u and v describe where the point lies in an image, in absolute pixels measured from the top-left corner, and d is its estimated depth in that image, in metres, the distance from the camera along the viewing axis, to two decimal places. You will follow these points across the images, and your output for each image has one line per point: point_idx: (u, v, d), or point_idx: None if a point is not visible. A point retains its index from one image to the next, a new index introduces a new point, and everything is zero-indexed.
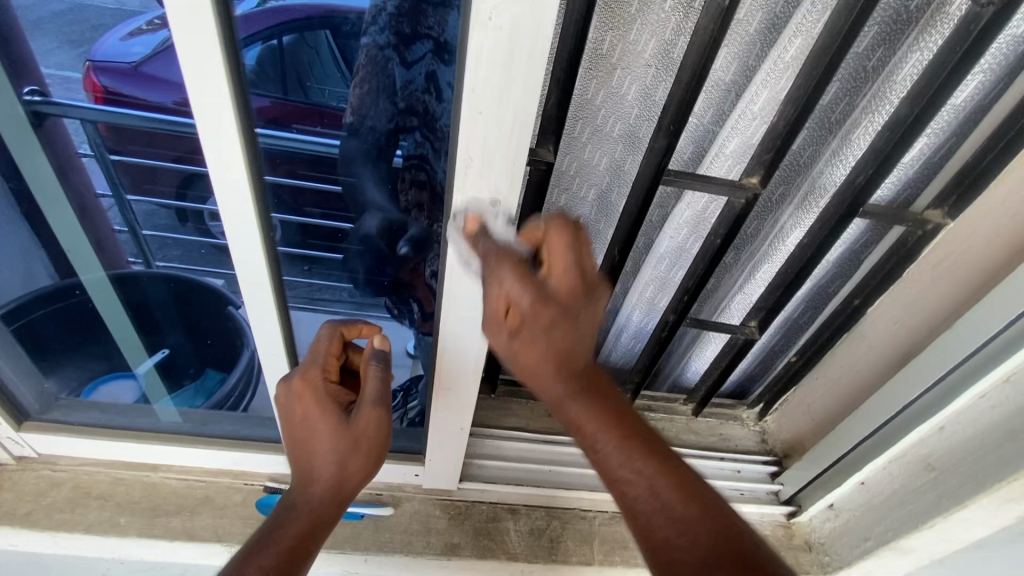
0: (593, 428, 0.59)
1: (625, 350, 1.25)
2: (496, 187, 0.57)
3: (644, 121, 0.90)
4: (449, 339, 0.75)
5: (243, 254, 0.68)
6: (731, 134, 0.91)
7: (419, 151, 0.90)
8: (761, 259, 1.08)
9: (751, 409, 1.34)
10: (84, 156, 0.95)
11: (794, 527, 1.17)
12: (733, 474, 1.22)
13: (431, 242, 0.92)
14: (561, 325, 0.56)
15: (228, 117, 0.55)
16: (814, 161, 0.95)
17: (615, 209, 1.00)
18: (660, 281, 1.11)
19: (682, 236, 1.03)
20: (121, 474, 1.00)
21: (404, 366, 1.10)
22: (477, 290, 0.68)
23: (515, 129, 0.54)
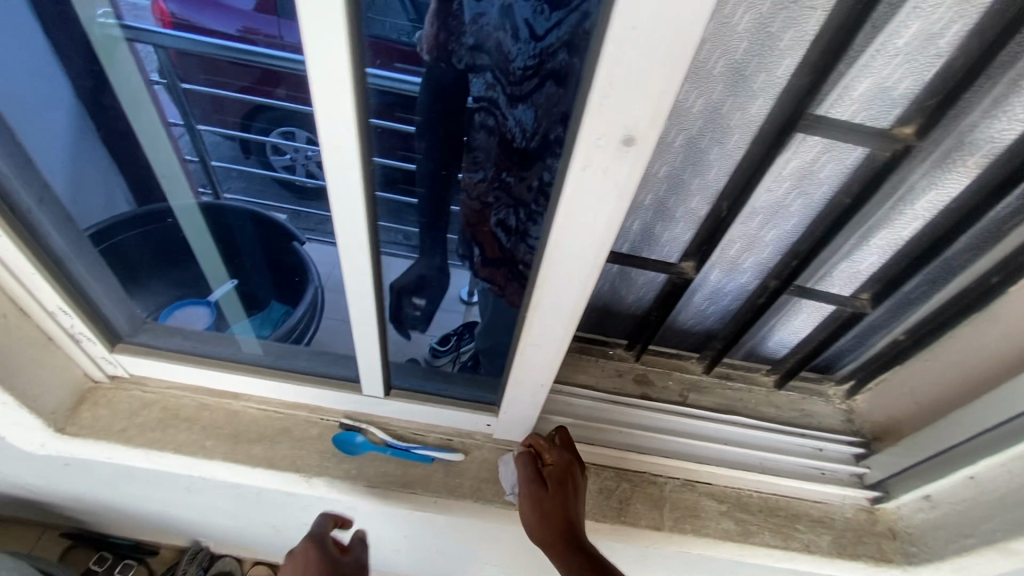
0: (565, 554, 0.82)
1: (697, 311, 1.17)
2: (635, 124, 0.47)
3: (754, 59, 0.75)
4: (542, 293, 0.68)
5: (339, 196, 0.62)
6: (863, 75, 0.76)
7: (488, 94, 0.85)
8: (876, 225, 0.95)
9: (839, 386, 1.25)
10: (156, 84, 0.89)
11: (878, 512, 1.10)
12: (814, 452, 1.14)
13: (499, 189, 0.92)
14: (571, 469, 0.90)
15: (331, 30, 0.47)
16: (965, 114, 0.78)
17: (705, 159, 0.87)
18: (750, 242, 1.00)
19: (781, 191, 0.91)
20: (205, 399, 1.03)
21: (456, 312, 1.09)
22: (586, 247, 0.60)
23: (667, 55, 0.43)
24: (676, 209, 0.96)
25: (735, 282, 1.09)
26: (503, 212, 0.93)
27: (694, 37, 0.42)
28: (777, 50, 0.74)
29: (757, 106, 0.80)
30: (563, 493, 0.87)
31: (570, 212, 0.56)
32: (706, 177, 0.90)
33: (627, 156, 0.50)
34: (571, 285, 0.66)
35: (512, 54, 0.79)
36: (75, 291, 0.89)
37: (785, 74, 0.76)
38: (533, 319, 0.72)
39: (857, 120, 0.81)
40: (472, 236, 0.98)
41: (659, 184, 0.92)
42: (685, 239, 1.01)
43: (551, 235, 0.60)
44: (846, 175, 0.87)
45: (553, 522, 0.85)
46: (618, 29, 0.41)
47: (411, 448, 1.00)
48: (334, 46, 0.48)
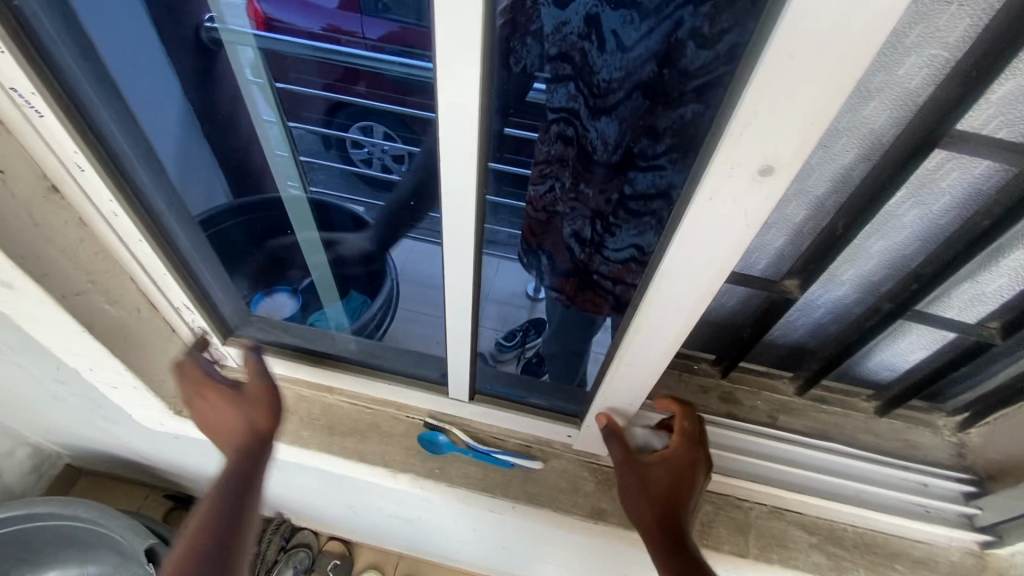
0: (671, 541, 0.77)
1: (789, 324, 1.11)
2: (775, 151, 0.44)
3: (882, 61, 0.68)
4: (643, 316, 0.66)
5: (450, 207, 0.64)
6: (1007, 76, 0.67)
7: (569, 105, 0.82)
8: (1005, 246, 0.86)
9: (950, 417, 1.15)
10: (251, 83, 0.85)
11: (988, 558, 1.02)
12: (919, 488, 1.05)
13: (574, 202, 0.90)
14: (687, 455, 0.83)
15: (470, 57, 0.48)
16: None
17: (813, 166, 0.81)
18: (856, 253, 0.94)
19: (897, 201, 0.84)
20: (302, 391, 1.10)
21: (523, 307, 1.09)
22: (697, 274, 0.58)
23: (816, 88, 0.40)
24: (769, 215, 0.90)
25: (831, 295, 1.03)
26: (575, 223, 0.93)
27: (856, 65, 0.38)
28: (904, 48, 0.67)
29: (873, 108, 0.73)
30: (679, 477, 0.81)
31: (688, 240, 0.54)
32: (808, 183, 0.84)
33: (760, 187, 0.47)
34: (672, 307, 0.63)
35: (597, 67, 0.75)
36: (192, 282, 0.95)
37: (912, 72, 0.69)
38: (630, 339, 0.71)
39: (1000, 136, 0.73)
40: (539, 244, 0.99)
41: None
42: (776, 246, 0.95)
43: (663, 262, 0.58)
44: (968, 188, 0.80)
45: (660, 504, 0.80)
46: (774, 58, 0.39)
47: (492, 453, 1.02)
48: (466, 74, 0.49)
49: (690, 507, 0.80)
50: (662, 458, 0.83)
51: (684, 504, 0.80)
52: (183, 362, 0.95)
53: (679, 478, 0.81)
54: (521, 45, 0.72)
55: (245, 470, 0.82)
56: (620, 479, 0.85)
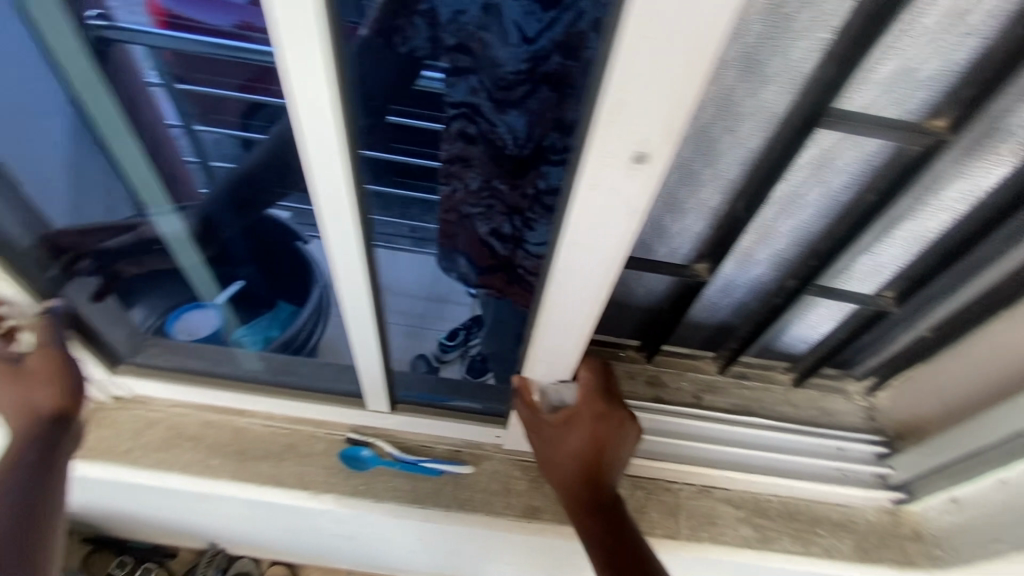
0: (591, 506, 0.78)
1: (710, 304, 1.12)
2: (646, 137, 0.43)
3: (769, 41, 0.69)
4: (548, 312, 0.64)
5: (330, 212, 0.60)
6: (886, 56, 0.70)
7: (472, 99, 0.74)
8: (899, 217, 0.90)
9: (860, 382, 1.21)
10: (151, 86, 0.77)
11: (903, 514, 1.06)
12: (835, 453, 1.11)
13: (490, 198, 0.85)
14: (599, 421, 0.80)
15: (314, 49, 0.44)
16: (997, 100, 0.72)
17: (718, 147, 0.82)
18: (764, 231, 0.95)
19: (800, 179, 0.85)
20: (210, 417, 1.03)
21: (463, 307, 1.00)
22: (592, 267, 0.56)
23: (674, 73, 0.38)
24: (686, 201, 0.91)
25: (750, 274, 1.05)
26: (492, 222, 0.87)
27: (711, 45, 0.37)
28: (792, 32, 0.68)
29: (772, 91, 0.74)
30: (590, 440, 0.80)
31: (578, 232, 0.52)
32: (718, 166, 0.84)
33: (637, 175, 0.46)
34: (575, 301, 0.62)
35: (498, 59, 0.69)
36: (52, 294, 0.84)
37: (806, 55, 0.70)
38: (540, 335, 0.68)
39: (889, 114, 0.76)
40: (455, 246, 0.91)
41: (670, 177, 0.87)
42: (696, 231, 0.95)
43: (557, 256, 0.56)
44: (863, 164, 0.82)
45: (577, 469, 0.81)
46: (630, 42, 0.37)
47: (419, 462, 0.98)
48: (310, 67, 0.45)
49: (608, 466, 0.81)
50: (572, 421, 0.80)
51: (603, 464, 0.81)
52: None
53: (592, 441, 0.80)
54: (402, 23, 0.64)
55: (32, 449, 0.75)
56: (539, 449, 0.84)
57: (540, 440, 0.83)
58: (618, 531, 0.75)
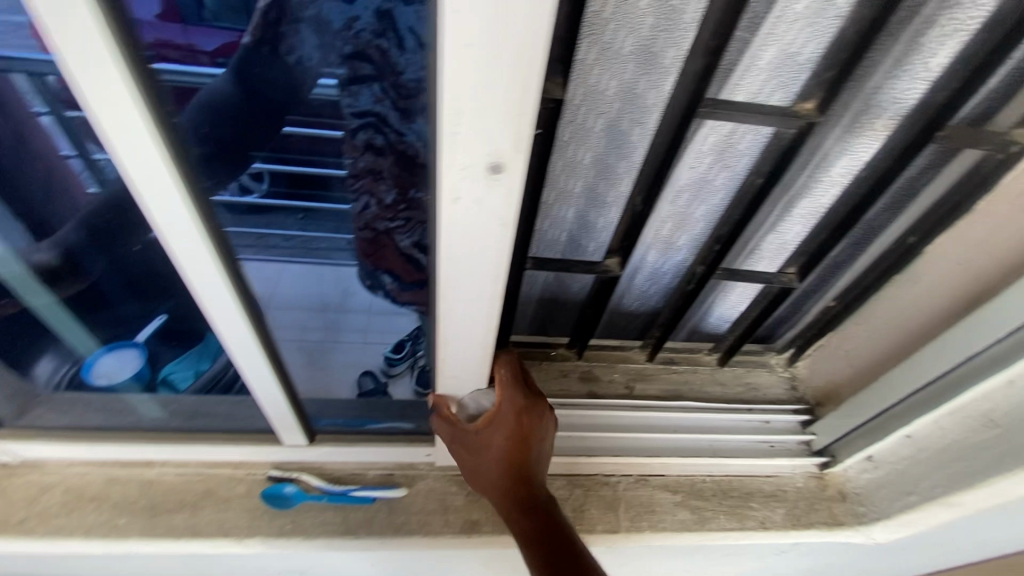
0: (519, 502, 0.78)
1: (639, 292, 1.12)
2: (495, 146, 0.41)
3: (661, 34, 0.69)
4: (443, 328, 0.61)
5: (176, 234, 0.56)
6: (766, 43, 0.70)
7: (377, 108, 0.72)
8: (799, 193, 0.90)
9: (780, 355, 1.25)
10: (40, 115, 0.72)
11: (828, 477, 1.11)
12: (762, 426, 1.15)
13: (409, 211, 0.80)
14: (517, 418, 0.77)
15: (118, 89, 0.44)
16: (869, 75, 0.73)
17: (627, 142, 0.81)
18: (680, 219, 0.94)
19: (705, 166, 0.84)
20: (115, 472, 0.95)
21: (405, 318, 0.97)
22: (474, 281, 0.54)
23: (508, 81, 0.37)
24: (607, 195, 0.89)
25: (673, 261, 1.04)
26: (412, 234, 0.83)
27: (540, 45, 0.36)
28: (680, 25, 0.69)
29: (669, 83, 0.75)
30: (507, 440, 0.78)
31: (452, 246, 0.50)
32: (631, 158, 0.83)
33: (497, 186, 0.44)
34: (467, 315, 0.59)
35: (399, 67, 0.65)
36: None
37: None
38: (442, 352, 0.66)
39: (777, 98, 0.76)
40: (379, 263, 0.91)
41: (584, 170, 0.85)
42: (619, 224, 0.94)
43: (436, 270, 0.53)
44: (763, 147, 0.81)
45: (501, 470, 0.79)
46: (454, 52, 0.35)
47: (349, 491, 0.94)
48: (122, 109, 0.45)
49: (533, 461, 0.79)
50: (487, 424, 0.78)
51: (526, 462, 0.79)
52: None
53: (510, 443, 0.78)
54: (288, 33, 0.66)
55: None
56: (464, 459, 0.82)
57: (463, 450, 0.81)
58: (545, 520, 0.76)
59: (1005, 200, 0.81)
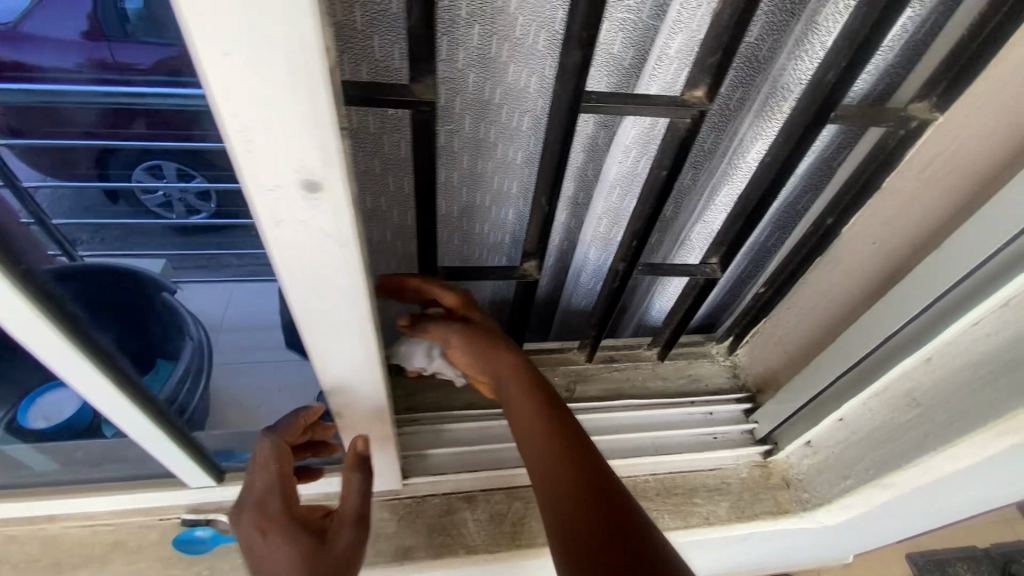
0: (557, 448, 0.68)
1: (587, 290, 1.09)
2: (301, 161, 0.36)
3: None
4: (317, 355, 0.57)
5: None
6: (674, 31, 0.64)
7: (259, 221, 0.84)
8: (721, 180, 0.85)
9: (720, 344, 1.24)
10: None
11: (772, 465, 1.10)
12: (705, 418, 1.13)
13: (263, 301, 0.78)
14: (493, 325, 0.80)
15: None
16: (773, 57, 0.71)
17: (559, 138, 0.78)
18: (612, 216, 0.91)
19: (632, 162, 0.82)
20: (12, 531, 0.88)
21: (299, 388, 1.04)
22: (330, 303, 0.49)
23: (285, 91, 0.32)
24: None
25: None
26: None
27: (313, 48, 0.31)
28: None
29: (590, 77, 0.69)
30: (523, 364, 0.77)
31: (295, 272, 0.45)
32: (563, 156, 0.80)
33: (320, 204, 0.39)
34: (335, 339, 0.54)
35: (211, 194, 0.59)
36: None
37: (610, 38, 0.65)
38: (326, 378, 0.61)
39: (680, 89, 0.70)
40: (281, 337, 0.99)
41: (518, 169, 0.81)
42: (565, 222, 0.92)
43: (283, 298, 0.48)
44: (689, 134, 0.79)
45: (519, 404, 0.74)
46: (209, 62, 0.30)
47: None
48: None
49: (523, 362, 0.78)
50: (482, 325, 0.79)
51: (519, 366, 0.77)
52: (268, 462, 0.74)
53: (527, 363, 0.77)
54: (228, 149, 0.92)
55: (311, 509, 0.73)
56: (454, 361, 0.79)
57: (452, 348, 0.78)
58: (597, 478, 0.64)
59: (910, 175, 0.80)
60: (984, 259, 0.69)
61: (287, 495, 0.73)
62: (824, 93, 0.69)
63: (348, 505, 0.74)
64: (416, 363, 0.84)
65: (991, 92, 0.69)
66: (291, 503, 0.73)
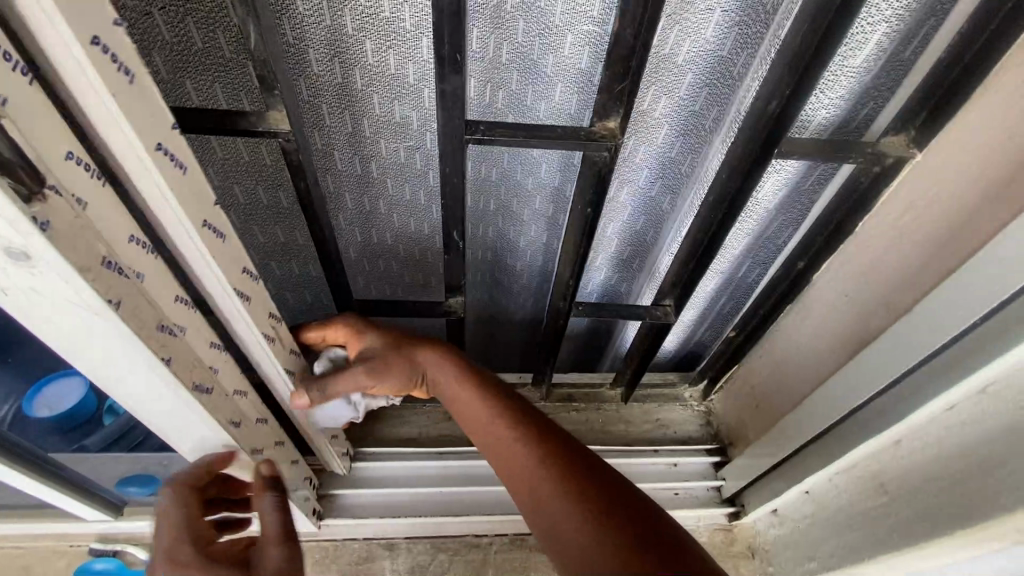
0: (552, 466, 0.59)
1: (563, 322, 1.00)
2: None
3: (538, 39, 0.57)
4: (147, 413, 0.52)
5: None
6: None
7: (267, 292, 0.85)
8: (687, 208, 0.74)
9: (693, 387, 1.10)
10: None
11: (737, 529, 0.98)
12: (669, 470, 1.01)
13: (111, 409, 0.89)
14: (427, 342, 0.73)
15: None
16: (743, 76, 0.59)
17: (530, 153, 0.69)
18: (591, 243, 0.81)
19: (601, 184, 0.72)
20: None
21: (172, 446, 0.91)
22: (125, 367, 0.43)
23: None
24: (523, 212, 0.79)
25: (597, 283, 0.90)
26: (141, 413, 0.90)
27: None
28: (555, 28, 0.56)
29: (561, 94, 0.62)
30: (461, 381, 0.70)
31: (59, 332, 0.39)
32: (539, 175, 0.72)
33: (43, 271, 0.33)
34: (154, 400, 0.48)
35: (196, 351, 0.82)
36: None
37: (576, 52, 0.58)
38: (169, 434, 0.56)
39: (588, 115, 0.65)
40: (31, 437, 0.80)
41: (494, 187, 0.74)
42: (544, 243, 0.83)
43: (72, 360, 0.43)
44: (663, 157, 0.69)
45: (483, 431, 0.66)
46: None
47: None
48: None
49: (475, 376, 0.70)
50: (403, 355, 0.71)
51: (475, 380, 0.70)
52: (169, 504, 0.55)
53: (466, 379, 0.70)
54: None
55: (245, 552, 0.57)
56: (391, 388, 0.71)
57: (386, 378, 0.70)
58: (607, 484, 0.57)
59: (885, 219, 0.68)
60: (962, 330, 0.58)
61: (201, 537, 0.56)
62: (767, 124, 0.58)
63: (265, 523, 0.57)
64: (344, 416, 0.74)
65: (974, 129, 0.58)
66: (204, 545, 0.55)
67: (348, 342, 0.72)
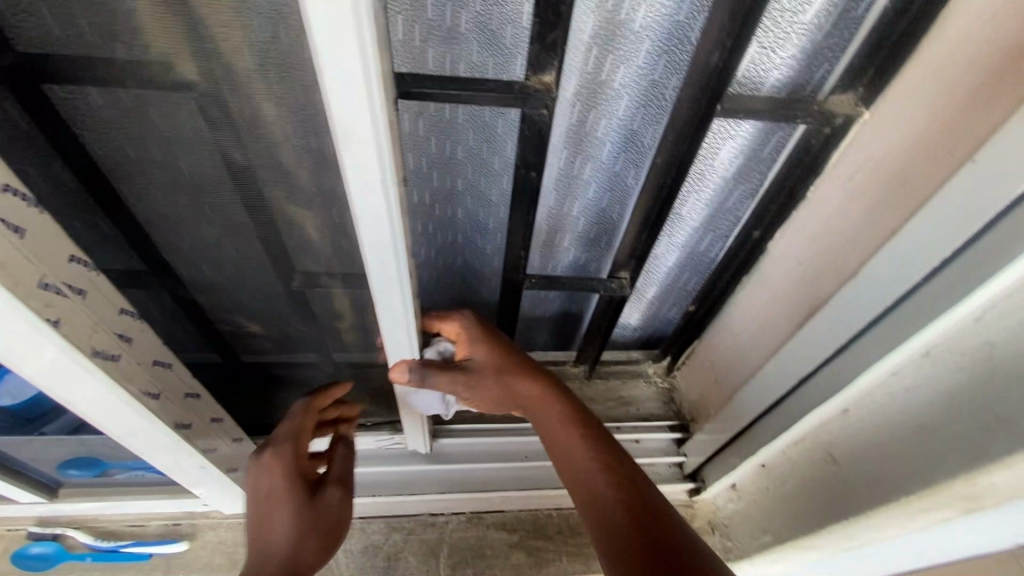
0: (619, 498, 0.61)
1: (529, 302, 0.96)
2: None
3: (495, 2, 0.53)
4: (46, 387, 0.49)
5: None
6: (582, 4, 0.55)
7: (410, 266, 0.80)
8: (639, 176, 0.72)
9: (658, 363, 1.08)
10: None
11: (697, 505, 0.97)
12: (630, 446, 0.99)
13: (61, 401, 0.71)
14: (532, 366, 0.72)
15: None
16: (690, 35, 0.58)
17: (492, 126, 0.63)
18: (554, 223, 0.79)
19: (558, 157, 0.69)
20: None
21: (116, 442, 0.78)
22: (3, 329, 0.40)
23: None
24: (491, 191, 0.72)
25: (558, 265, 0.86)
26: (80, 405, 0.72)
27: None
28: None
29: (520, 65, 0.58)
30: (554, 403, 0.69)
31: None
32: (506, 154, 0.66)
33: None
34: (46, 367, 0.45)
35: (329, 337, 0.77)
36: None
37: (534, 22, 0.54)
38: (78, 409, 0.53)
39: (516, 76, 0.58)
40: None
41: (456, 165, 0.68)
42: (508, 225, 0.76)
43: None
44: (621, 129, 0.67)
45: (565, 448, 0.66)
46: None
47: (119, 548, 0.83)
48: None
49: (571, 404, 0.69)
50: (502, 373, 0.71)
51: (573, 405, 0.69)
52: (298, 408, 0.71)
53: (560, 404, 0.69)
54: None
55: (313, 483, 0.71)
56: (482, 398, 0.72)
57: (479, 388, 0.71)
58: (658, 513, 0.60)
59: (836, 183, 0.66)
60: (905, 292, 0.56)
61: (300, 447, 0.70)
62: (709, 80, 0.56)
63: (338, 467, 0.73)
64: (431, 409, 0.76)
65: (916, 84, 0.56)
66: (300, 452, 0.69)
67: (460, 342, 0.72)
